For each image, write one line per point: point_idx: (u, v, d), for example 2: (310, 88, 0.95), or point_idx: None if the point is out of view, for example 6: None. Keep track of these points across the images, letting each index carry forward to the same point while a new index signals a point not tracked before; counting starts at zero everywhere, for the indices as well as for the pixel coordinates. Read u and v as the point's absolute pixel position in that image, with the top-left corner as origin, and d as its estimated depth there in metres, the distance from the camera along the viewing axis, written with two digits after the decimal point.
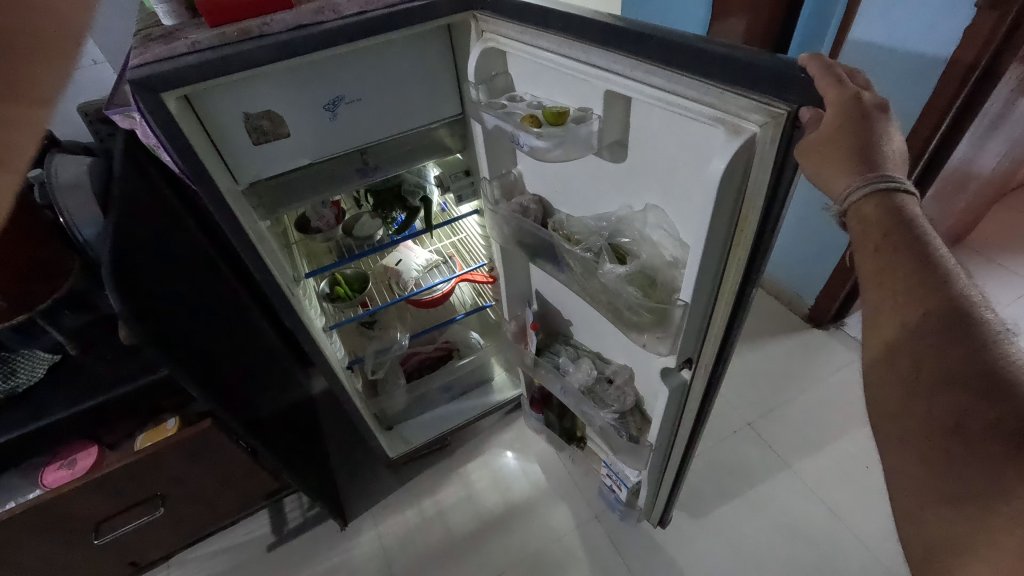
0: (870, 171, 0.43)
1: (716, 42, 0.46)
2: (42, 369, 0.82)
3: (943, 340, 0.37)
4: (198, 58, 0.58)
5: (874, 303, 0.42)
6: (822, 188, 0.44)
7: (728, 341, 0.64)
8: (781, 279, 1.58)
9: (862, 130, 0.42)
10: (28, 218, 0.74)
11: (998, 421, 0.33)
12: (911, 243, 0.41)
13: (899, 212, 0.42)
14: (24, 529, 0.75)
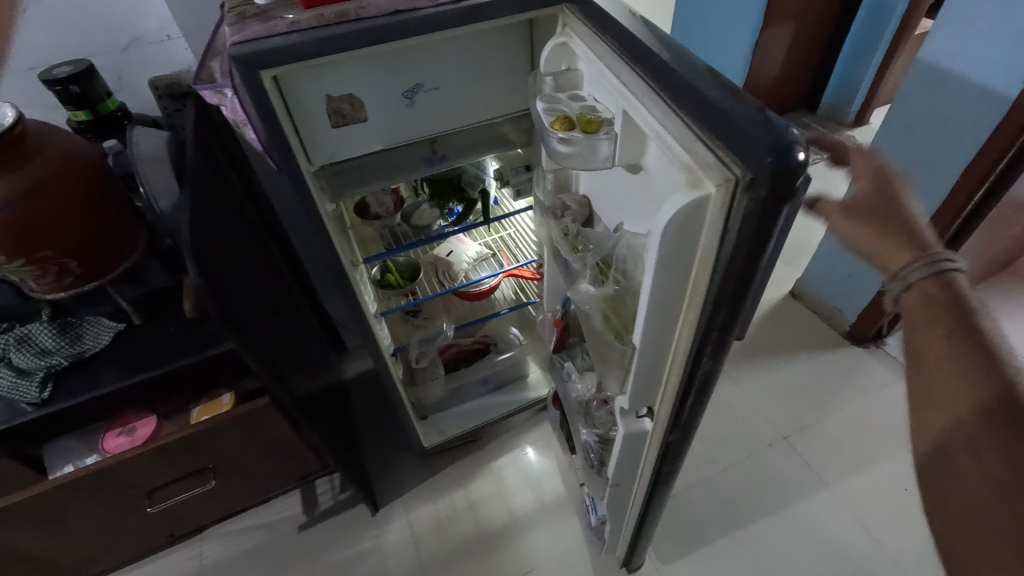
0: (926, 250, 0.51)
1: (725, 91, 0.44)
2: (107, 337, 0.83)
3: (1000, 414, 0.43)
4: (296, 38, 0.58)
5: (929, 382, 0.48)
6: (884, 263, 0.53)
7: (695, 402, 0.63)
8: (821, 294, 1.56)
9: (894, 212, 0.53)
10: (102, 186, 0.75)
11: None
12: (963, 322, 0.48)
13: (954, 292, 0.49)
14: (87, 490, 0.77)
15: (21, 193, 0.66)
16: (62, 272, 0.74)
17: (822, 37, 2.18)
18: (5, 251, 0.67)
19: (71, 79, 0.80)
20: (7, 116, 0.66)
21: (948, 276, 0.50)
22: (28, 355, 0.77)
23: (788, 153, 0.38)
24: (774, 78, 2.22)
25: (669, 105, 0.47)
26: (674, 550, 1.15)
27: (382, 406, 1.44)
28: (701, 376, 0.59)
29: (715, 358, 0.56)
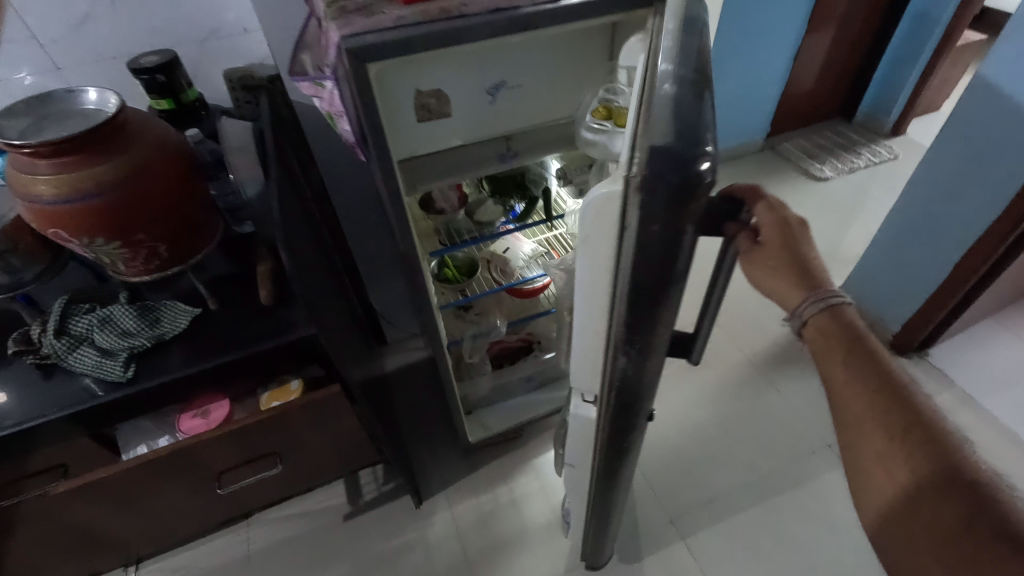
0: (815, 291, 0.53)
1: (678, 93, 0.43)
2: (184, 321, 0.84)
3: (917, 435, 0.48)
4: (407, 32, 0.60)
5: (847, 414, 0.53)
6: (781, 300, 0.55)
7: (629, 397, 0.60)
8: (865, 302, 1.57)
9: (795, 253, 0.53)
10: (191, 172, 0.77)
11: (996, 522, 0.43)
12: (860, 354, 0.53)
13: (848, 326, 0.54)
14: (167, 468, 0.79)
15: (124, 177, 0.67)
16: (152, 255, 0.76)
17: (863, 45, 2.17)
18: (104, 234, 0.69)
19: (157, 68, 0.82)
20: (111, 103, 0.69)
21: (836, 307, 0.54)
22: (111, 336, 0.79)
23: (688, 165, 0.40)
24: (812, 85, 2.21)
25: (638, 103, 0.47)
26: (631, 550, 1.16)
27: (424, 400, 1.45)
28: (635, 375, 0.57)
29: (648, 357, 0.54)
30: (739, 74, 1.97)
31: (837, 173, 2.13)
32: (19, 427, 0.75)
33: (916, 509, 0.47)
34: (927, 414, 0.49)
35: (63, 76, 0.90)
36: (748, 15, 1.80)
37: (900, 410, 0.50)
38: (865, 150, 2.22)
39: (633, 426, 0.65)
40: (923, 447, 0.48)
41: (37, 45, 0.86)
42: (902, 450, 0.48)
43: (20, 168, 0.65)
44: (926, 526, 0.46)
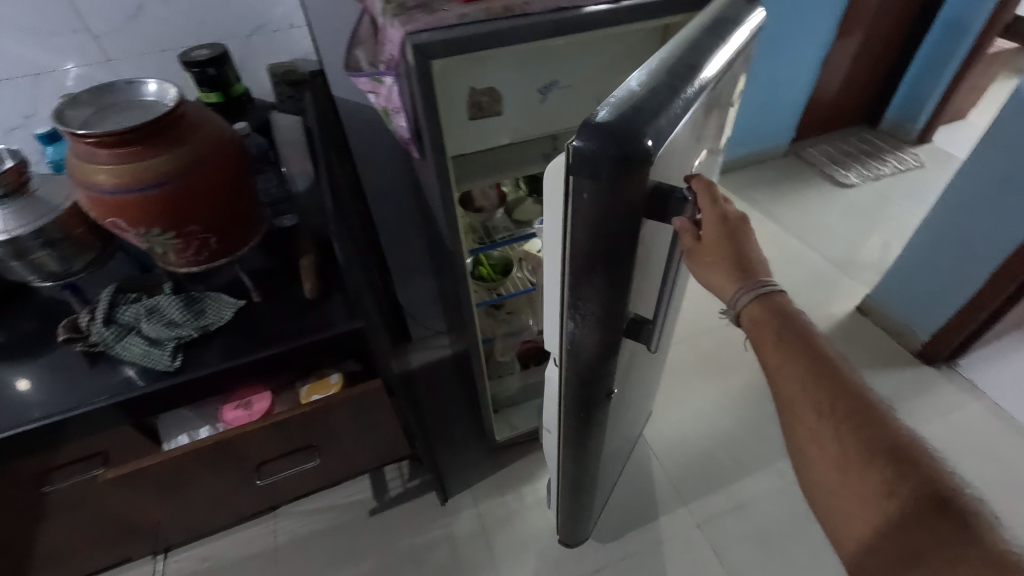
0: (749, 281, 0.55)
1: (646, 87, 0.46)
2: (228, 312, 0.84)
3: (849, 413, 0.51)
4: (472, 30, 0.60)
5: (786, 397, 0.55)
6: (718, 292, 0.58)
7: (589, 370, 0.66)
8: (891, 311, 1.55)
9: (735, 246, 0.54)
10: (242, 165, 0.78)
11: (917, 490, 0.46)
12: (797, 340, 0.55)
13: (778, 311, 0.56)
14: (210, 458, 0.80)
15: (182, 169, 0.68)
16: (202, 246, 0.76)
17: (891, 52, 2.15)
18: (160, 224, 0.70)
19: (209, 61, 0.83)
20: (171, 96, 0.69)
21: (768, 295, 0.56)
22: (158, 326, 0.80)
23: (630, 141, 0.42)
24: (837, 91, 2.20)
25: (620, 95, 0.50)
26: (620, 537, 1.19)
27: (448, 398, 1.45)
28: (592, 346, 0.62)
29: (601, 332, 0.60)
30: (767, 78, 1.97)
31: (862, 179, 2.12)
32: (70, 413, 0.76)
33: (851, 477, 0.49)
34: (858, 393, 0.52)
35: (112, 68, 0.91)
36: (778, 19, 1.80)
37: (830, 383, 0.53)
38: (891, 157, 2.21)
39: (591, 400, 0.71)
40: (856, 423, 0.50)
41: (90, 37, 0.87)
42: (832, 421, 0.51)
43: (82, 157, 0.66)
44: (857, 491, 0.49)
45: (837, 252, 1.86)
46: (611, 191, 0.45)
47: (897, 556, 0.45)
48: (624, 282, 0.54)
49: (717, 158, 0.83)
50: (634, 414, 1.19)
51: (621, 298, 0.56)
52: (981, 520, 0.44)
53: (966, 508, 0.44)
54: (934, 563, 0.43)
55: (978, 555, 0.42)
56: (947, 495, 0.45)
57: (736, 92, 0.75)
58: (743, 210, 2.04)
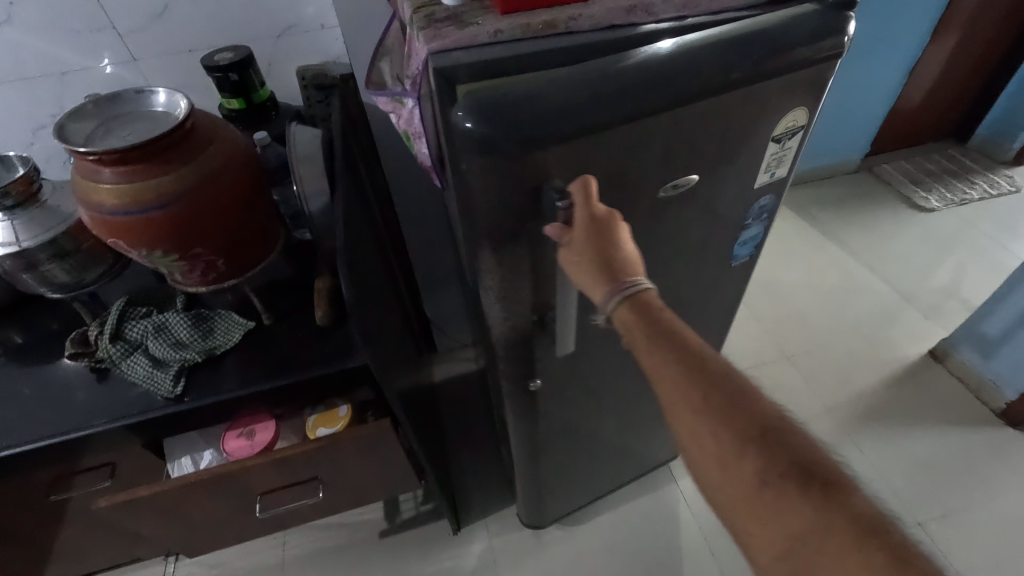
0: (616, 282, 0.52)
1: (544, 100, 0.50)
2: (237, 334, 0.80)
3: (716, 404, 0.47)
4: (505, 50, 0.52)
5: (665, 399, 0.51)
6: (590, 295, 0.55)
7: (506, 347, 0.73)
8: (972, 360, 1.37)
9: (598, 244, 0.53)
10: (258, 182, 0.72)
11: (786, 471, 0.43)
12: (660, 340, 0.51)
13: (647, 312, 0.52)
14: (208, 490, 0.76)
15: (188, 188, 0.63)
16: (209, 268, 0.72)
17: (990, 61, 1.92)
18: (163, 246, 0.66)
19: (232, 66, 0.78)
20: (180, 107, 0.64)
21: (635, 294, 0.52)
22: (164, 346, 0.76)
23: (487, 142, 0.50)
24: (921, 102, 1.97)
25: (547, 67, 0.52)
26: None
27: (470, 417, 1.39)
28: (506, 328, 0.70)
29: (510, 314, 0.68)
30: (845, 86, 1.77)
31: (944, 205, 1.90)
32: (73, 434, 0.73)
33: (732, 470, 0.46)
34: (725, 380, 0.49)
35: (138, 68, 0.87)
36: (863, 21, 1.61)
37: (698, 377, 0.49)
38: (980, 179, 1.97)
39: (512, 378, 0.77)
40: (727, 409, 0.47)
41: (116, 35, 0.83)
42: (703, 416, 0.48)
43: (84, 174, 0.62)
44: (733, 480, 0.46)
45: (907, 283, 1.67)
46: (496, 173, 0.52)
47: (780, 540, 0.43)
48: (518, 263, 0.62)
49: (761, 201, 0.70)
50: (649, 441, 1.12)
51: (522, 283, 0.64)
52: (847, 485, 0.42)
53: (832, 476, 0.43)
54: (815, 543, 0.41)
55: (842, 521, 0.40)
56: (814, 470, 0.43)
57: (789, 125, 0.63)
58: (803, 229, 1.87)
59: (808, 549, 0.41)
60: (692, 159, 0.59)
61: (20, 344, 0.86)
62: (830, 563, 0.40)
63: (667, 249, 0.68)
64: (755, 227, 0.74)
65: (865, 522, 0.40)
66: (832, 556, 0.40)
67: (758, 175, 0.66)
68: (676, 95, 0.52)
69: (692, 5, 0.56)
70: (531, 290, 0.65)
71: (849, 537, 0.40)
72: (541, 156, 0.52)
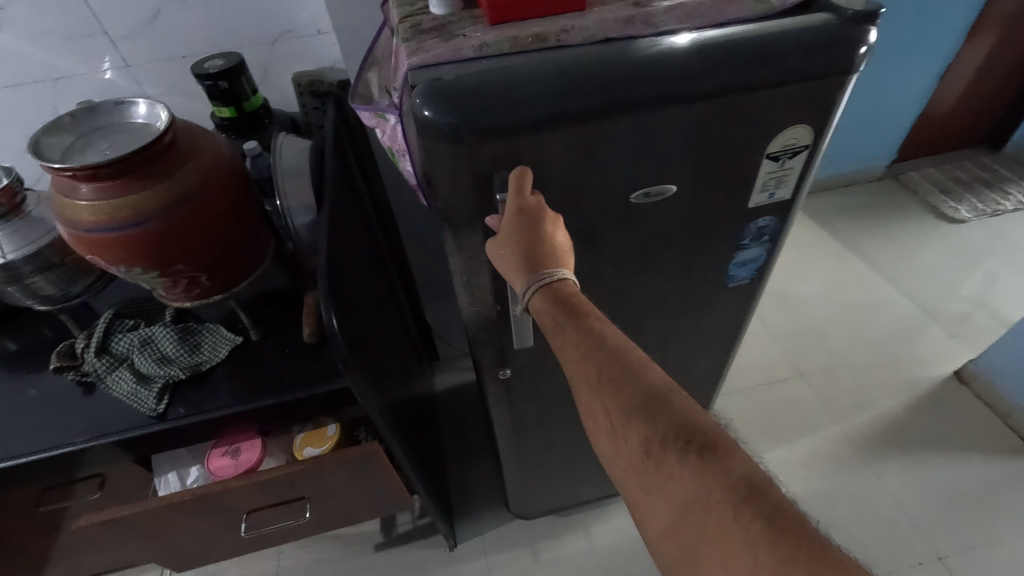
0: (531, 267, 0.50)
1: (508, 95, 0.46)
2: (224, 350, 0.78)
3: (612, 379, 0.45)
4: (487, 63, 0.49)
5: (568, 371, 0.49)
6: (507, 276, 0.52)
7: (501, 357, 0.71)
8: (1000, 384, 1.30)
9: (518, 228, 0.50)
10: (243, 194, 0.70)
11: (668, 440, 0.41)
12: (568, 328, 0.47)
13: (559, 301, 0.48)
14: (190, 510, 0.74)
15: (166, 205, 0.61)
16: (192, 284, 0.70)
17: None
18: (143, 263, 0.64)
19: (221, 74, 0.76)
20: (161, 120, 0.62)
21: (547, 278, 0.49)
22: (149, 361, 0.75)
23: (445, 133, 0.47)
24: (952, 107, 1.88)
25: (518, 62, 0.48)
26: None
27: (471, 428, 1.36)
28: (474, 314, 0.66)
29: (475, 299, 0.64)
30: (871, 89, 1.69)
31: (975, 216, 1.81)
32: (55, 450, 0.72)
33: (624, 442, 0.44)
34: (625, 355, 0.46)
35: (131, 74, 0.86)
36: (891, 22, 1.53)
37: (598, 351, 0.46)
38: (1014, 190, 1.87)
39: (482, 364, 0.73)
40: (620, 381, 0.45)
41: (108, 41, 0.81)
42: (599, 388, 0.46)
43: (62, 191, 0.60)
44: (625, 451, 0.44)
45: (932, 298, 1.59)
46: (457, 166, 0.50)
47: (669, 512, 0.41)
48: (478, 254, 0.58)
49: (759, 221, 0.62)
50: None
51: (480, 270, 0.60)
52: (727, 449, 0.40)
53: (713, 440, 0.40)
54: (700, 515, 0.39)
55: (715, 487, 0.38)
56: (693, 437, 0.40)
57: (789, 143, 0.55)
58: (823, 238, 1.80)
59: (693, 522, 0.40)
60: (689, 178, 0.55)
61: (13, 351, 0.85)
62: (711, 538, 0.38)
63: (665, 269, 0.64)
64: (754, 249, 0.66)
65: (742, 487, 0.37)
66: (715, 529, 0.38)
67: (753, 195, 0.59)
68: (660, 100, 0.48)
69: (696, 15, 0.51)
70: (500, 286, 0.62)
71: (728, 507, 0.37)
72: (498, 147, 0.49)
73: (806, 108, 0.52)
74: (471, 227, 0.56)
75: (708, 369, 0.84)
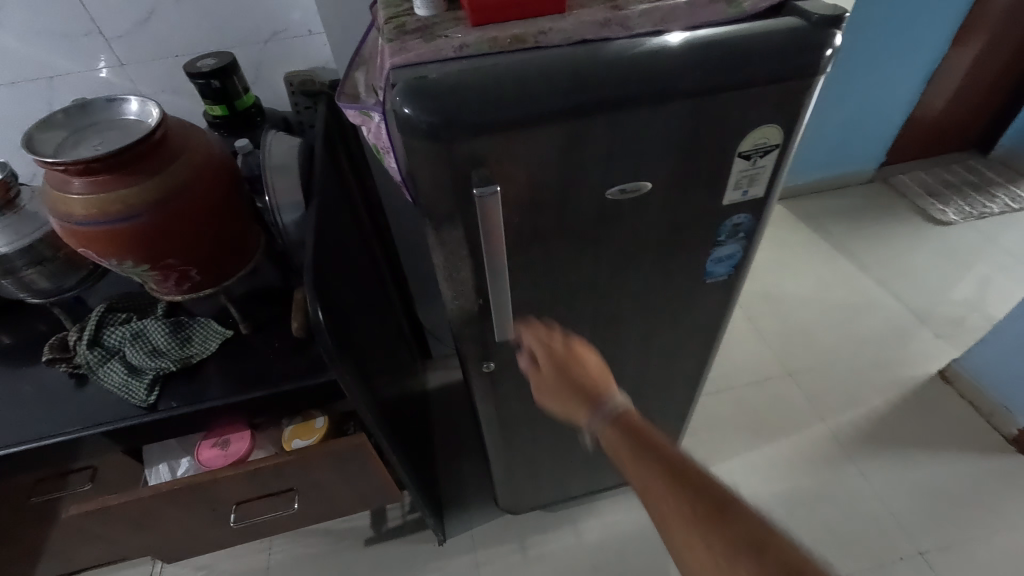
0: (589, 402, 0.56)
1: (485, 94, 0.48)
2: (214, 344, 0.80)
3: (706, 511, 0.45)
4: (464, 63, 0.50)
5: (654, 512, 0.48)
6: (572, 420, 0.58)
7: (485, 351, 0.73)
8: (984, 384, 1.32)
9: (565, 373, 0.59)
10: (233, 191, 0.72)
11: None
12: (639, 450, 0.51)
13: (622, 424, 0.53)
14: (180, 499, 0.75)
15: (157, 200, 0.62)
16: (183, 278, 0.71)
17: (1015, 71, 1.85)
18: (134, 257, 0.65)
19: (213, 73, 0.77)
20: (153, 116, 0.63)
21: (611, 412, 0.54)
22: (140, 354, 0.76)
23: (424, 130, 0.48)
24: (941, 112, 1.91)
25: (495, 62, 0.50)
26: None
27: (463, 425, 1.37)
28: (458, 308, 0.68)
29: (459, 294, 0.65)
30: (859, 94, 1.72)
31: (962, 218, 1.83)
32: (45, 441, 0.73)
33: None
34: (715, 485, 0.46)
35: (125, 73, 0.87)
36: (876, 27, 1.55)
37: (686, 485, 0.46)
38: (1001, 193, 1.90)
39: (466, 359, 0.75)
40: (721, 515, 0.44)
41: (102, 40, 0.83)
42: (695, 521, 0.44)
43: (55, 185, 0.62)
44: None
45: (920, 300, 1.61)
46: (437, 163, 0.51)
47: None
48: (460, 249, 0.59)
49: (734, 219, 0.64)
50: None
51: (462, 264, 0.61)
52: None
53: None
54: None
55: None
56: (805, 573, 0.39)
57: (760, 143, 0.56)
58: (812, 240, 1.82)
59: None
60: (661, 173, 0.57)
61: (6, 345, 0.86)
62: None
63: (644, 263, 0.66)
64: (730, 245, 0.67)
65: None
66: None
67: (727, 192, 0.61)
68: (634, 98, 0.50)
69: (670, 19, 0.53)
70: (483, 280, 0.63)
71: None
72: (477, 145, 0.50)
73: (775, 108, 0.54)
74: (452, 222, 0.57)
75: (691, 364, 0.86)
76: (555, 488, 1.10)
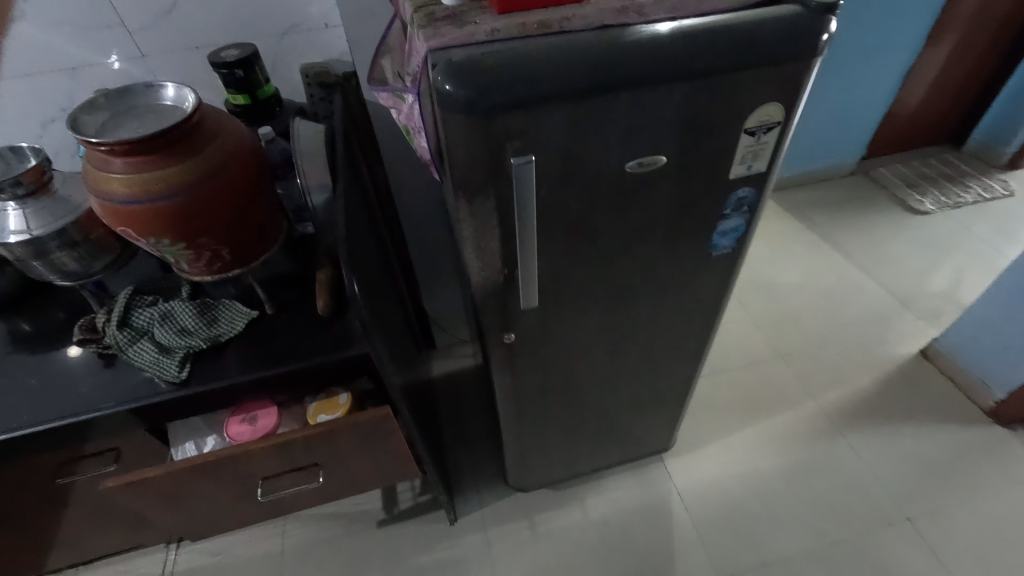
0: None
1: (517, 72, 0.52)
2: (241, 323, 0.83)
3: None
4: (495, 45, 0.54)
5: None
6: None
7: (506, 322, 0.77)
8: (962, 361, 1.39)
9: None
10: (262, 175, 0.75)
11: None
12: None
13: None
14: (213, 472, 0.78)
15: (194, 180, 0.65)
16: (215, 258, 0.74)
17: (984, 67, 1.95)
18: (171, 236, 0.68)
19: (238, 63, 0.80)
20: (189, 101, 0.67)
21: None
22: (170, 334, 0.79)
23: (462, 107, 0.53)
24: (916, 107, 2.00)
25: (524, 43, 0.54)
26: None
27: (469, 410, 1.41)
28: (481, 280, 0.72)
29: (485, 265, 0.69)
30: (841, 89, 1.80)
31: (939, 208, 1.92)
32: (79, 417, 0.75)
33: None
34: None
35: (146, 64, 0.90)
36: (856, 25, 1.63)
37: None
38: (974, 183, 2.00)
39: (487, 331, 0.79)
40: None
41: (124, 32, 0.85)
42: None
43: (96, 165, 0.64)
44: None
45: (901, 285, 1.69)
46: (472, 138, 0.56)
47: None
48: (488, 221, 0.64)
49: (738, 193, 0.69)
50: (643, 432, 1.14)
51: (490, 235, 0.65)
52: None
53: None
54: None
55: None
56: None
57: (763, 120, 0.62)
58: (799, 229, 1.90)
59: None
60: (674, 148, 0.61)
61: (29, 330, 0.88)
62: None
63: (655, 235, 0.71)
64: (734, 218, 0.72)
65: None
66: None
67: (733, 167, 0.66)
68: (651, 78, 0.55)
69: (681, 6, 0.57)
70: (508, 252, 0.67)
71: None
72: (509, 121, 0.55)
73: (778, 87, 0.59)
74: (482, 195, 0.61)
75: (695, 337, 0.91)
76: (563, 464, 1.15)
